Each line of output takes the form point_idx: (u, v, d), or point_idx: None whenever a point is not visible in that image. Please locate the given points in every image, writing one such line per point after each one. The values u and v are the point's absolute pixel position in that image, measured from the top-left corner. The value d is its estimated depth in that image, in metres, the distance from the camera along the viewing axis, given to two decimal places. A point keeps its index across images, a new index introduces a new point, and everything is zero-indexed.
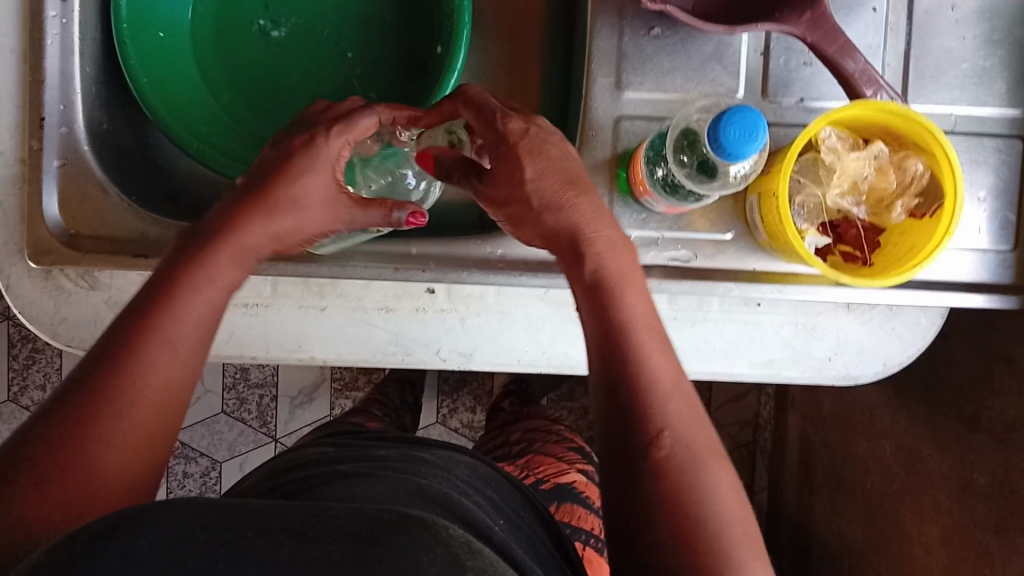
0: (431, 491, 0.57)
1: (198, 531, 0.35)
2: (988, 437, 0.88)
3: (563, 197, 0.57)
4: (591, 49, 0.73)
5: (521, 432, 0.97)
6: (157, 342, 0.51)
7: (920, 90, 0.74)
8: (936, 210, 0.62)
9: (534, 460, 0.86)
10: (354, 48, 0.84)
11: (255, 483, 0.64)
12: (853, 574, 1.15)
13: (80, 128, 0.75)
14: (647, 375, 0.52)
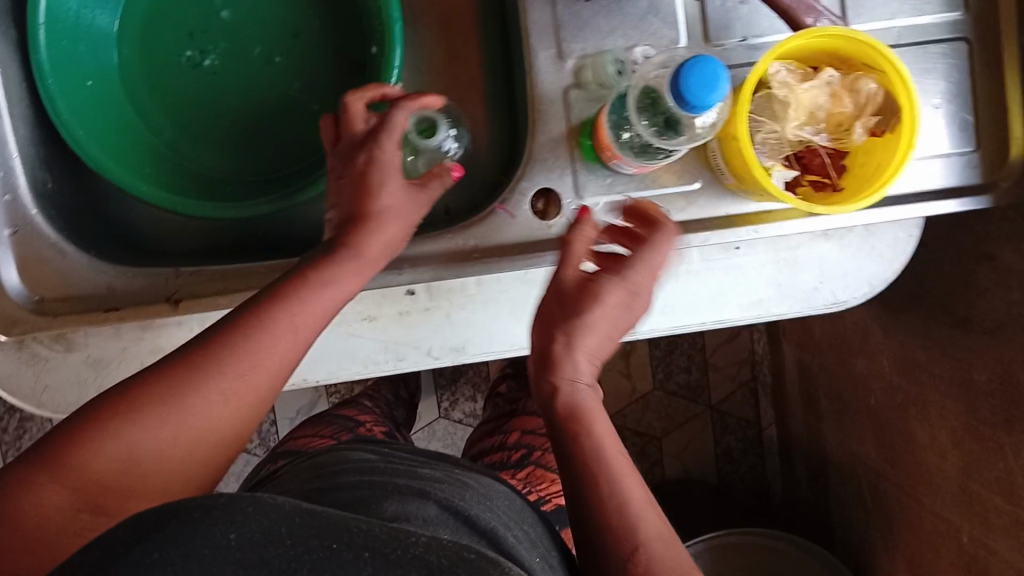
0: (479, 522, 0.59)
1: (285, 534, 0.35)
2: (981, 337, 0.89)
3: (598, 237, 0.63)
4: (528, 24, 0.72)
5: (517, 437, 0.95)
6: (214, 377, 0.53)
7: (860, 9, 0.73)
8: (893, 127, 0.62)
9: (535, 475, 0.87)
10: (281, 52, 0.82)
11: (296, 484, 0.64)
12: (872, 489, 1.16)
13: (25, 192, 0.73)
14: (594, 445, 0.58)
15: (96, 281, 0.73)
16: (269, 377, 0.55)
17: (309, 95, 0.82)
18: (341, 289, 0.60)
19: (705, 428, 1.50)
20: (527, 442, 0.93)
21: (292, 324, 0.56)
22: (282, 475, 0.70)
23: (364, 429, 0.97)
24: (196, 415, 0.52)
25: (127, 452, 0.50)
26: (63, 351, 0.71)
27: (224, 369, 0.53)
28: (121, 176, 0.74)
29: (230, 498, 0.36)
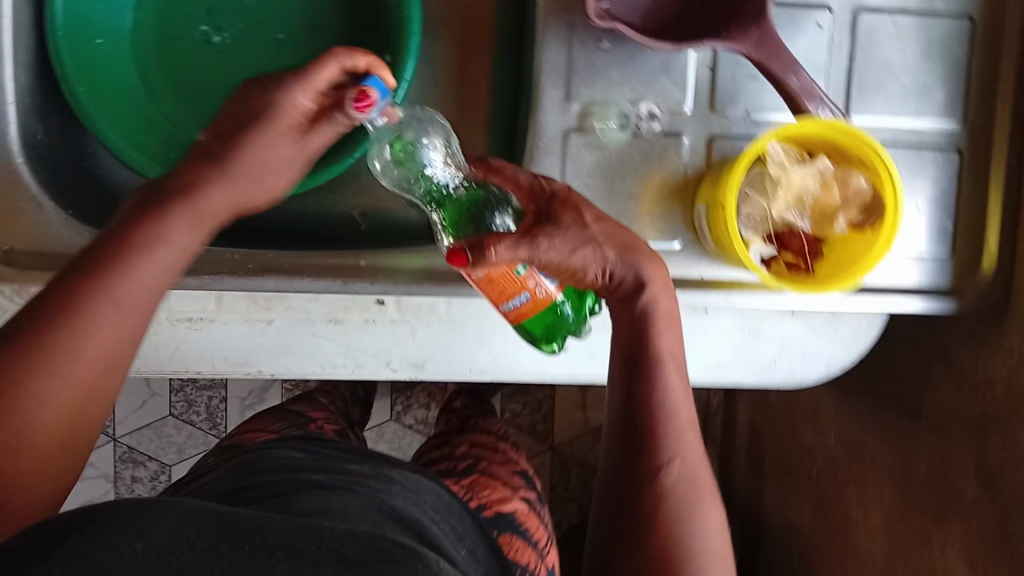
0: (404, 515, 0.56)
1: (194, 540, 0.35)
2: (927, 433, 0.91)
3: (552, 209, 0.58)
4: (540, 61, 0.73)
5: (466, 448, 0.96)
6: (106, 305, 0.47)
7: (862, 103, 0.75)
8: (875, 226, 0.64)
9: (478, 482, 0.85)
10: (285, 28, 0.81)
11: (215, 484, 0.61)
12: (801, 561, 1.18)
13: (13, 139, 0.72)
14: (665, 393, 0.55)
15: (68, 241, 0.71)
16: (162, 276, 0.49)
17: None
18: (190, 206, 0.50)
19: None
20: (475, 454, 0.93)
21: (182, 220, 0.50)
22: (201, 482, 0.65)
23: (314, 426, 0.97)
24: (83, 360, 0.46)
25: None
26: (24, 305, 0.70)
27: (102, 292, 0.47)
28: (114, 141, 0.75)
29: (137, 505, 0.35)
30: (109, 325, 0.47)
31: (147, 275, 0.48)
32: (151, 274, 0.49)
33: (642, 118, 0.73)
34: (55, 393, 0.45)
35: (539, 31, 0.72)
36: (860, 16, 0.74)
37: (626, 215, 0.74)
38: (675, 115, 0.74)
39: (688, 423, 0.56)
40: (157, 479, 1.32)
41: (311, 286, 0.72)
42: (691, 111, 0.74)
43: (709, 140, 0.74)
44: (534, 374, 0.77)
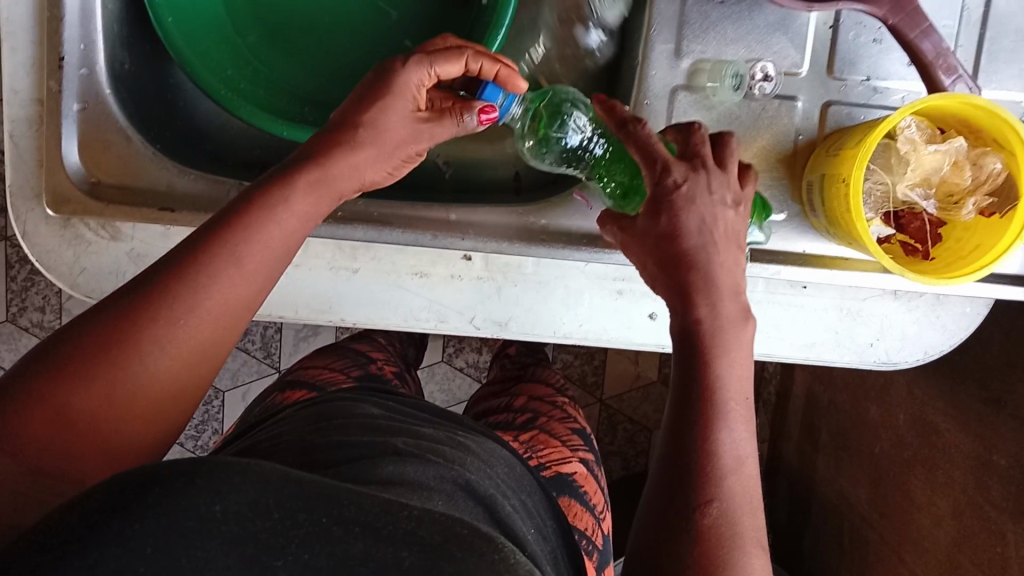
0: (479, 490, 0.55)
1: (273, 507, 0.31)
2: (1012, 422, 0.88)
3: (676, 194, 0.54)
4: (652, 12, 0.68)
5: (523, 401, 0.95)
6: (170, 313, 0.45)
7: (992, 75, 0.70)
8: (1008, 213, 0.60)
9: (538, 438, 0.84)
10: None
11: (291, 433, 0.59)
12: (853, 534, 1.17)
13: (102, 71, 0.70)
14: (718, 381, 0.51)
15: (154, 176, 0.70)
16: (238, 277, 0.48)
17: (401, 28, 0.80)
18: (320, 186, 0.53)
19: None
20: (533, 408, 0.93)
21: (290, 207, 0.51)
22: (269, 429, 0.64)
23: (374, 367, 0.97)
24: (157, 356, 0.45)
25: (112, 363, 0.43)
26: (108, 239, 0.71)
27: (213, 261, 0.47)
28: (205, 77, 0.72)
29: (215, 465, 0.32)
30: (217, 296, 0.47)
31: (256, 257, 0.48)
32: (263, 255, 0.49)
33: (755, 78, 0.69)
34: (163, 359, 0.45)
35: None
36: None
37: None
38: (790, 77, 0.69)
39: (745, 408, 0.52)
40: (210, 404, 1.33)
41: (399, 238, 0.71)
42: (807, 73, 0.69)
43: (825, 106, 0.70)
44: (620, 341, 0.75)
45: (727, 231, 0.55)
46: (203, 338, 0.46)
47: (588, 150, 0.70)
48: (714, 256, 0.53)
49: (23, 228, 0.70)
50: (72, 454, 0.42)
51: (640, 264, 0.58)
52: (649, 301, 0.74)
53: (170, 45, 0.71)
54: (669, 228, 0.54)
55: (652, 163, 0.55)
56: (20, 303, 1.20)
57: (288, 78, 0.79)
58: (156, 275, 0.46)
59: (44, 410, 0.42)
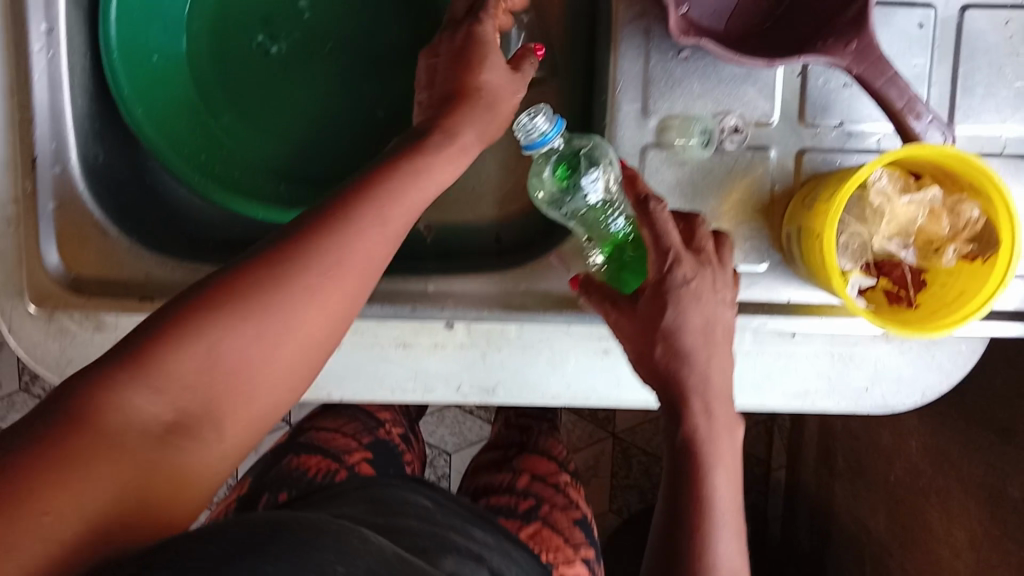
0: None
1: None
2: (1022, 453, 0.86)
3: (683, 290, 0.57)
4: (616, 73, 0.68)
5: (526, 482, 0.96)
6: (252, 315, 0.47)
7: (968, 111, 0.69)
8: (990, 259, 0.58)
9: (540, 537, 0.88)
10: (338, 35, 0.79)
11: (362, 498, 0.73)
12: (874, 563, 1.14)
13: (75, 166, 0.70)
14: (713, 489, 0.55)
15: (134, 268, 0.71)
16: (328, 291, 0.49)
17: (372, 96, 0.81)
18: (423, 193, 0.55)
19: None
20: (536, 492, 0.95)
21: (381, 216, 0.52)
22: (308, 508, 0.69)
23: (383, 433, 1.03)
24: (232, 356, 0.47)
25: (211, 349, 0.46)
26: (92, 327, 0.70)
27: (310, 263, 0.49)
28: (178, 165, 0.73)
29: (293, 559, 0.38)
30: (307, 309, 0.49)
31: (351, 268, 0.50)
32: (357, 261, 0.50)
33: (724, 131, 0.69)
34: (238, 356, 0.47)
35: (615, 40, 0.68)
36: (968, 14, 0.68)
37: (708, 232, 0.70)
38: (760, 128, 0.69)
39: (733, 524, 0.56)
40: None
41: (379, 311, 0.72)
42: (778, 121, 0.69)
43: (799, 154, 0.69)
44: (609, 401, 0.74)
45: (726, 327, 0.59)
46: (310, 345, 0.50)
47: (608, 221, 0.68)
48: (709, 358, 0.57)
49: (7, 325, 0.69)
50: (172, 454, 0.45)
51: (631, 355, 0.60)
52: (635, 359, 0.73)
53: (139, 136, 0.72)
54: (672, 322, 0.57)
55: (662, 257, 0.57)
56: (28, 375, 1.21)
57: (265, 155, 0.80)
58: (255, 264, 0.49)
59: (118, 421, 0.44)
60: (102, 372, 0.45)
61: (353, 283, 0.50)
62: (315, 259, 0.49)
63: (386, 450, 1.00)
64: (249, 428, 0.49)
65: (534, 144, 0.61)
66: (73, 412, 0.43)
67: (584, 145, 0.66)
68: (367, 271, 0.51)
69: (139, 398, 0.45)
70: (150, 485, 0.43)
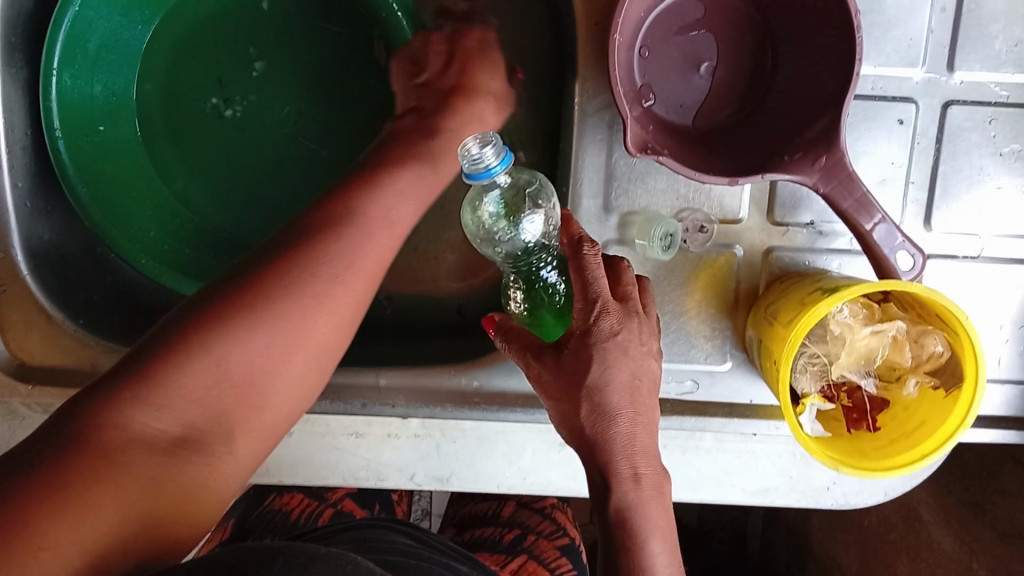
0: None
1: None
2: (992, 533, 0.84)
3: (611, 343, 0.54)
4: (578, 167, 0.65)
5: (512, 511, 1.04)
6: (259, 328, 0.47)
7: (946, 212, 0.66)
8: (952, 393, 0.56)
9: (526, 570, 0.96)
10: (298, 98, 0.76)
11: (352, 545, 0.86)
12: None
13: (18, 250, 0.68)
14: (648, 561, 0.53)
15: (79, 354, 0.69)
16: (332, 309, 0.50)
17: (335, 165, 0.77)
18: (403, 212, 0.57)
19: None
20: (521, 521, 1.02)
21: (376, 232, 0.54)
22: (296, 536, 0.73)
23: None
24: (239, 369, 0.47)
25: (221, 364, 0.46)
26: (40, 412, 0.71)
27: (315, 275, 0.50)
28: (121, 245, 0.71)
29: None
30: (309, 331, 0.49)
31: (353, 288, 0.52)
32: (359, 272, 0.52)
33: (688, 230, 0.66)
34: (245, 364, 0.47)
35: (577, 132, 0.65)
36: (951, 110, 0.64)
37: (668, 327, 0.68)
38: (728, 225, 0.66)
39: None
40: None
41: (331, 406, 0.70)
42: (747, 217, 0.66)
43: (767, 252, 0.66)
44: (567, 491, 0.73)
45: (653, 384, 0.56)
46: (317, 355, 0.50)
47: (534, 271, 0.63)
48: (636, 418, 0.54)
49: None
50: (181, 469, 0.44)
51: (553, 412, 0.56)
52: None
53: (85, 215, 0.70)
54: (598, 377, 0.53)
55: (589, 308, 0.54)
56: None
57: (220, 223, 0.77)
58: (262, 277, 0.49)
59: (115, 432, 0.43)
60: (107, 391, 0.44)
61: (355, 296, 0.52)
62: (326, 271, 0.51)
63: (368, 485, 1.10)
64: (256, 444, 0.48)
65: (478, 176, 0.52)
66: (72, 437, 0.42)
67: (530, 180, 0.62)
68: (365, 286, 0.53)
69: (139, 416, 0.44)
70: (156, 504, 0.43)
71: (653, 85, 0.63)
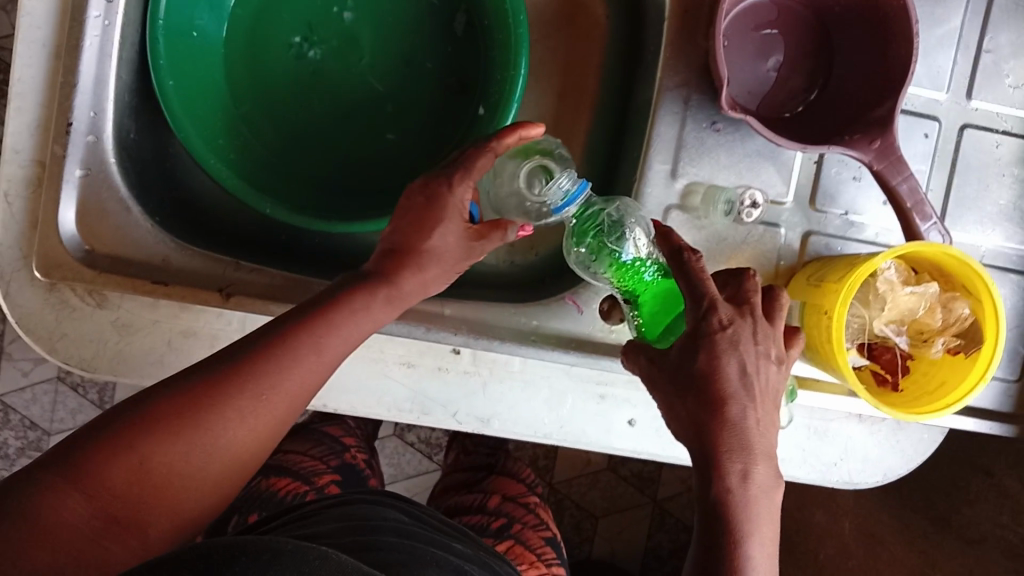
0: None
1: None
2: (957, 541, 0.92)
3: (722, 337, 0.55)
4: (652, 134, 0.73)
5: (497, 501, 1.06)
6: (231, 393, 0.54)
7: (957, 219, 0.76)
8: (972, 353, 0.65)
9: (514, 551, 0.97)
10: (380, 54, 0.80)
11: (329, 534, 0.63)
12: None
13: (108, 138, 0.70)
14: (745, 559, 0.53)
15: (151, 249, 0.71)
16: (304, 379, 0.57)
17: (396, 119, 0.82)
18: (372, 317, 0.61)
19: (644, 521, 1.39)
20: (507, 511, 1.05)
21: (317, 345, 0.58)
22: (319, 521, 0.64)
23: (350, 457, 1.03)
24: (205, 433, 0.53)
25: (142, 462, 0.51)
26: (93, 306, 0.69)
27: (243, 387, 0.55)
28: (195, 142, 0.72)
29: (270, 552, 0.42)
30: (277, 393, 0.56)
31: (330, 354, 0.59)
32: (291, 387, 0.57)
33: (744, 205, 0.72)
34: (211, 429, 0.54)
35: (655, 103, 0.73)
36: (966, 132, 0.75)
37: None
38: (774, 206, 0.74)
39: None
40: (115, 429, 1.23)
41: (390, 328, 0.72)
42: (792, 202, 0.74)
43: (805, 236, 0.75)
44: (597, 446, 0.76)
45: (774, 393, 0.57)
46: (229, 461, 0.55)
47: (637, 270, 0.66)
48: (758, 418, 0.55)
49: (5, 289, 0.67)
50: (136, 509, 0.51)
51: (666, 405, 0.58)
52: (628, 407, 0.76)
53: (165, 107, 0.71)
54: (706, 367, 0.55)
55: (698, 304, 0.57)
56: None
57: (278, 151, 0.80)
58: (249, 349, 0.56)
59: (93, 473, 0.50)
60: (95, 437, 0.51)
61: (280, 406, 0.56)
62: (306, 346, 0.57)
63: (352, 474, 1.01)
64: (215, 490, 0.55)
65: (562, 205, 0.64)
66: (64, 462, 0.50)
67: (626, 211, 0.69)
68: (295, 400, 0.57)
69: (72, 500, 0.49)
70: (107, 529, 0.50)
71: (730, 70, 0.72)
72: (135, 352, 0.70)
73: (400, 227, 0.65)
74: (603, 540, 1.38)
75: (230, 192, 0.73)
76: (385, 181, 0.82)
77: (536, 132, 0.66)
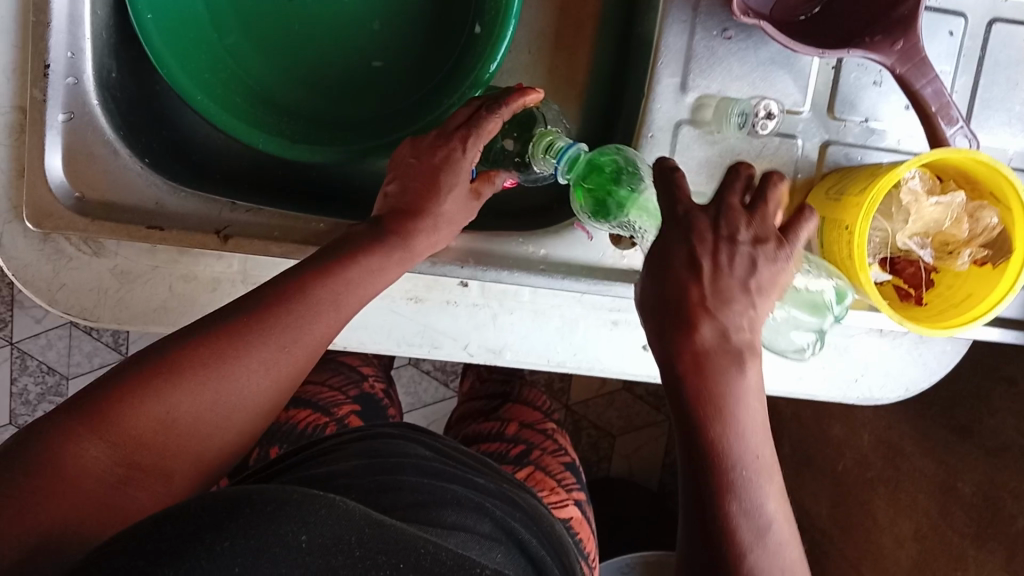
0: (483, 531, 0.59)
1: (300, 540, 0.37)
2: (978, 451, 0.91)
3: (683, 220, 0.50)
4: (660, 45, 0.68)
5: (515, 429, 1.06)
6: (256, 342, 0.53)
7: (984, 121, 0.72)
8: (1000, 265, 0.62)
9: (535, 477, 0.97)
10: None
11: (348, 472, 0.60)
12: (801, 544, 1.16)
13: (89, 79, 0.67)
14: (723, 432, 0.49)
15: (142, 193, 0.68)
16: (333, 327, 0.57)
17: (386, 42, 0.78)
18: (386, 277, 0.60)
19: (661, 438, 1.39)
20: (525, 438, 1.05)
21: (341, 296, 0.57)
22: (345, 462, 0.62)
23: (369, 386, 1.03)
24: (228, 380, 0.52)
25: (168, 413, 0.50)
26: (89, 254, 0.67)
27: (269, 339, 0.53)
28: (180, 80, 0.69)
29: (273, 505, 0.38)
30: (301, 343, 0.55)
31: (354, 302, 0.58)
32: (314, 338, 0.56)
33: (759, 116, 0.68)
34: (237, 379, 0.52)
35: (662, 12, 0.68)
36: (995, 27, 0.71)
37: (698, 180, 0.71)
38: (790, 115, 0.70)
39: (756, 465, 0.49)
40: None
41: None
42: (809, 111, 0.71)
43: (823, 146, 0.71)
44: (610, 371, 0.75)
45: (745, 278, 0.49)
46: (251, 409, 0.54)
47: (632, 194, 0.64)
48: (706, 297, 0.48)
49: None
50: (156, 456, 0.49)
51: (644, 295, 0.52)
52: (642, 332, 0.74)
53: (146, 43, 0.68)
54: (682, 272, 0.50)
55: None
56: None
57: (267, 82, 0.77)
58: (274, 295, 0.55)
59: (106, 424, 0.48)
60: (119, 384, 0.49)
61: (301, 358, 0.55)
62: (333, 292, 0.56)
63: (372, 403, 1.01)
64: (234, 437, 0.53)
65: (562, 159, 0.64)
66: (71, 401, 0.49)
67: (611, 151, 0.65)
68: (317, 349, 0.56)
69: (93, 449, 0.47)
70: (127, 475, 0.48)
71: None
72: (135, 301, 0.68)
73: (412, 189, 0.63)
74: (621, 458, 1.38)
75: (221, 128, 0.71)
76: (380, 109, 0.79)
77: (537, 99, 0.62)
